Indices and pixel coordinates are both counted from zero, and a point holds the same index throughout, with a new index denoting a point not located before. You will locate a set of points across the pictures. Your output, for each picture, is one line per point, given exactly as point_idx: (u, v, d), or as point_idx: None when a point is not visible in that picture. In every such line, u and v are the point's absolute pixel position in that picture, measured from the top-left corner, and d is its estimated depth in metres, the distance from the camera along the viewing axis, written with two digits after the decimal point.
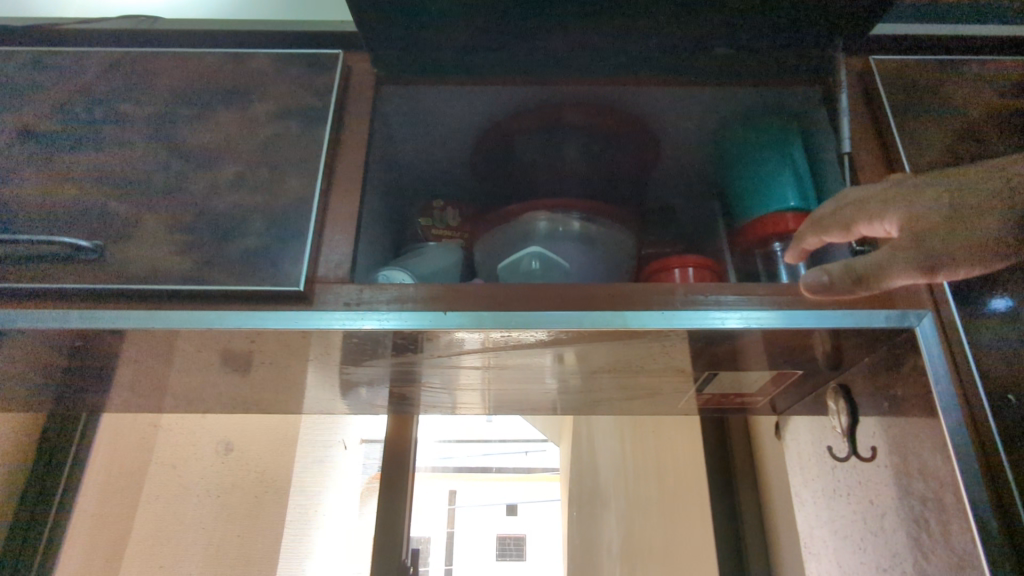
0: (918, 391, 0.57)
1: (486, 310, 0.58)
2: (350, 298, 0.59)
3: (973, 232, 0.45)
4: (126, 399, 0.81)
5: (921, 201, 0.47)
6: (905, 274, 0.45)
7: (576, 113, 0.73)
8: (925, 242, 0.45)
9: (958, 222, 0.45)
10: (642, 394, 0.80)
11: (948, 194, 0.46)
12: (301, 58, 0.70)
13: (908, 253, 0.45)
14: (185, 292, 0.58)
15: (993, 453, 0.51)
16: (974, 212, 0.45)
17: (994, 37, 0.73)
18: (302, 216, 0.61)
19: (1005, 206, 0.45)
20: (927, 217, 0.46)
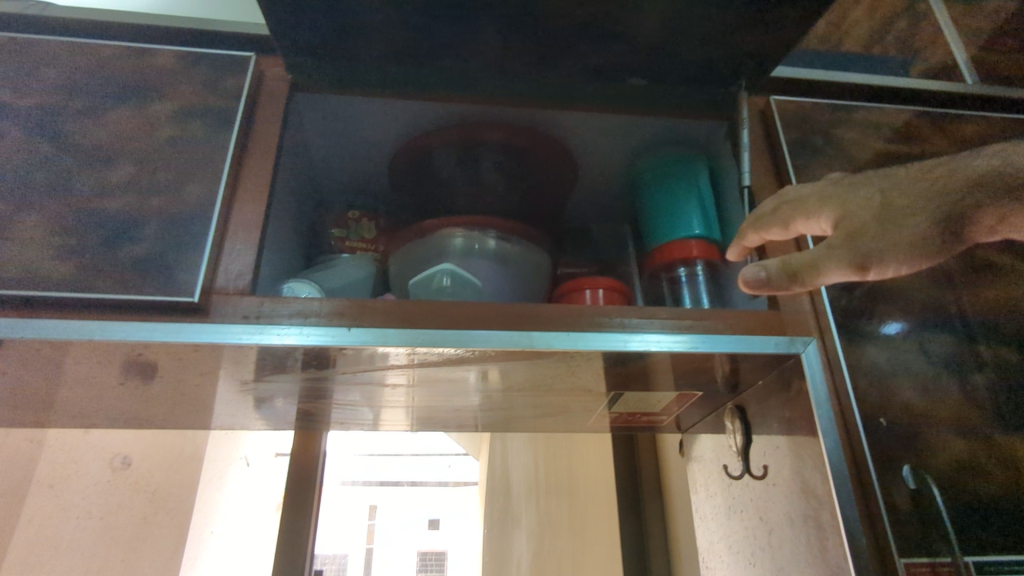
0: (802, 413, 0.61)
1: (393, 327, 0.57)
2: (250, 311, 0.56)
3: (907, 228, 0.42)
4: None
5: (855, 199, 0.44)
6: (842, 270, 0.41)
7: (494, 132, 0.74)
8: (859, 237, 0.42)
9: (894, 219, 0.42)
10: (552, 412, 0.81)
11: (881, 192, 0.44)
12: (208, 59, 0.67)
13: (841, 248, 0.42)
14: (64, 300, 0.54)
15: (865, 474, 0.55)
16: (908, 209, 0.43)
17: (878, 87, 0.80)
18: (201, 224, 0.58)
19: (940, 203, 0.43)
20: (857, 214, 0.43)
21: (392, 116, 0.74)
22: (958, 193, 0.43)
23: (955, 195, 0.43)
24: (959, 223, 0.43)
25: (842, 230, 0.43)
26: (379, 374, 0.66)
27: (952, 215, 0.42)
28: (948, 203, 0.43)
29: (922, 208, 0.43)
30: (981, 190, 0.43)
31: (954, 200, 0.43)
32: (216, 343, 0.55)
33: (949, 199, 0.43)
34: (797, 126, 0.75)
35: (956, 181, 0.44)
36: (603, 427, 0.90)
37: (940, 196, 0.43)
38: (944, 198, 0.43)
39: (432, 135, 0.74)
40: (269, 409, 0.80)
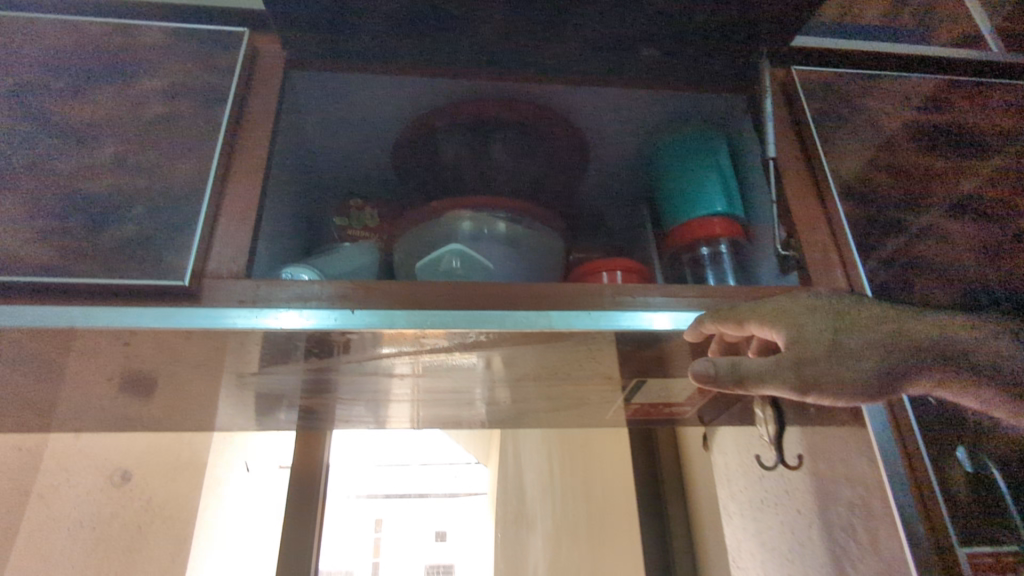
0: None
1: (399, 309, 0.53)
2: (245, 295, 0.52)
3: (848, 366, 0.46)
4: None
5: (807, 332, 0.47)
6: (780, 384, 0.46)
7: (502, 110, 0.70)
8: (807, 363, 0.46)
9: (836, 355, 0.46)
10: (568, 405, 0.77)
11: (836, 324, 0.47)
12: (199, 35, 0.63)
13: (789, 367, 0.46)
14: (41, 285, 0.49)
15: (914, 451, 0.51)
16: (855, 351, 0.46)
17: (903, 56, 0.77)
18: (191, 204, 0.54)
19: (881, 355, 0.46)
20: (809, 344, 0.47)
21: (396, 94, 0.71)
22: (904, 348, 0.46)
23: (896, 350, 0.46)
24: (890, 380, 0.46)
25: (788, 351, 0.47)
26: (385, 365, 0.62)
27: (885, 365, 0.46)
28: (889, 357, 0.46)
29: (864, 354, 0.46)
30: (929, 356, 0.46)
31: (901, 358, 0.46)
32: (209, 329, 0.51)
33: (898, 352, 0.46)
34: (820, 97, 0.71)
35: (902, 336, 0.46)
36: (619, 422, 0.86)
37: (882, 348, 0.46)
38: (888, 351, 0.46)
39: (437, 114, 0.70)
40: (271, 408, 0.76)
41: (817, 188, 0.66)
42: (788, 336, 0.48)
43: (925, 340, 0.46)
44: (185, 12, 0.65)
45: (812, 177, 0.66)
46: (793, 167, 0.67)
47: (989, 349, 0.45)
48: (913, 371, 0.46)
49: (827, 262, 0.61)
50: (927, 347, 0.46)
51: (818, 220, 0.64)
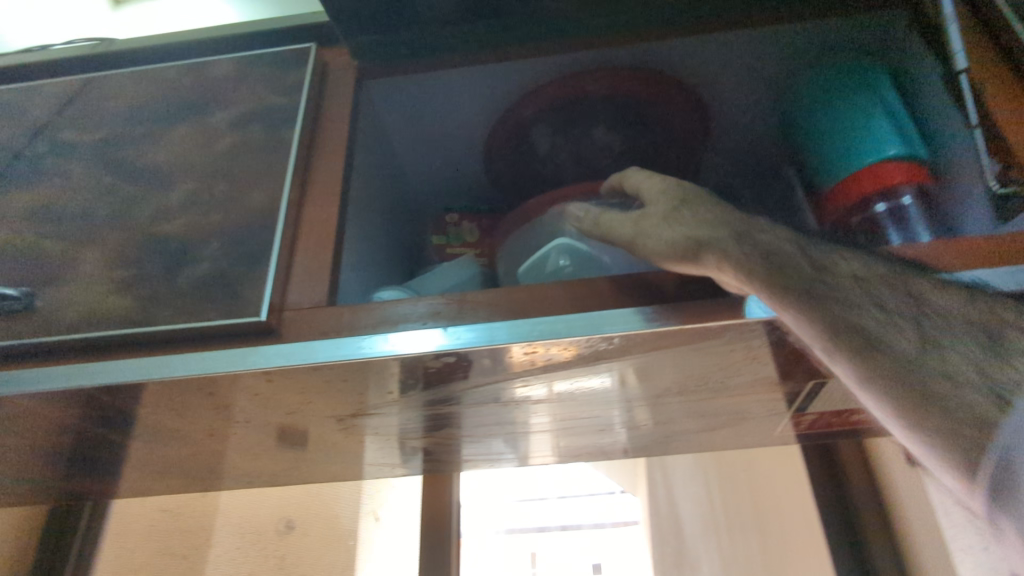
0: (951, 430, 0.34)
1: (501, 320, 0.43)
2: (329, 326, 0.45)
3: (664, 234, 0.43)
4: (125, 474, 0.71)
5: (662, 199, 0.45)
6: (619, 234, 0.46)
7: (599, 83, 0.60)
8: (644, 222, 0.45)
9: (670, 220, 0.43)
10: (727, 421, 0.63)
11: (688, 195, 0.45)
12: (268, 58, 0.60)
13: (629, 222, 0.46)
14: (118, 337, 0.46)
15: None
16: (685, 220, 0.42)
17: None
18: (265, 234, 0.49)
19: (704, 232, 0.41)
20: (656, 210, 0.45)
21: (476, 87, 0.63)
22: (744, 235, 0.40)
23: (733, 235, 0.40)
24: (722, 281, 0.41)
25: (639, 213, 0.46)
26: (501, 392, 0.53)
27: (700, 242, 0.41)
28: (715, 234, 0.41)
29: (697, 227, 0.42)
30: (815, 295, 0.38)
31: (762, 270, 0.39)
32: (294, 367, 0.44)
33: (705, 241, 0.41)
34: None
35: (715, 230, 0.41)
36: (791, 439, 0.70)
37: (705, 228, 0.41)
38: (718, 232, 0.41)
39: (525, 101, 0.61)
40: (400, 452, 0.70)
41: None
42: (651, 204, 0.46)
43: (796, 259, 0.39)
44: (255, 41, 0.62)
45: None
46: (995, 81, 0.49)
47: (898, 328, 0.37)
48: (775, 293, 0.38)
49: None
50: (816, 292, 0.38)
51: None
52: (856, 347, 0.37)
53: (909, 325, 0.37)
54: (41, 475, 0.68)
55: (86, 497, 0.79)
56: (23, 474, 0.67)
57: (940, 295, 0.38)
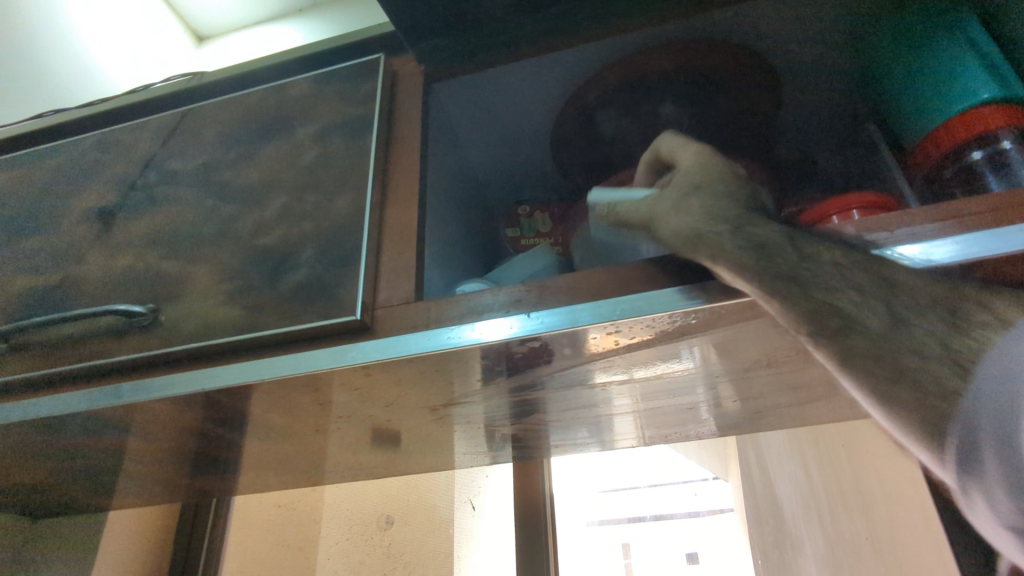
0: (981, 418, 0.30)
1: (583, 303, 0.44)
2: (419, 320, 0.48)
3: (672, 223, 0.41)
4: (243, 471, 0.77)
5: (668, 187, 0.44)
6: (632, 223, 0.45)
7: (661, 61, 0.60)
8: (655, 210, 0.43)
9: (681, 209, 0.42)
10: (822, 394, 0.61)
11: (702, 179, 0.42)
12: (341, 73, 0.63)
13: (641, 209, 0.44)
14: (232, 343, 0.50)
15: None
16: (692, 210, 0.41)
17: None
18: (354, 239, 0.52)
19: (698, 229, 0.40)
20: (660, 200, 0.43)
21: (539, 78, 0.64)
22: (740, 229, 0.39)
23: (732, 229, 0.39)
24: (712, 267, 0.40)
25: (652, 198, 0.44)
26: (586, 375, 0.53)
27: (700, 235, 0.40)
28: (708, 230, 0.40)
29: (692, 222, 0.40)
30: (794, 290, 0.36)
31: (755, 265, 0.37)
32: (390, 358, 0.46)
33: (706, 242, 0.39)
34: None
35: (715, 223, 0.40)
36: None
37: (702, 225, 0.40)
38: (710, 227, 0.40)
39: (588, 87, 0.62)
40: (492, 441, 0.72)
41: None
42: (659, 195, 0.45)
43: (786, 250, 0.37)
44: (328, 58, 0.66)
45: None
46: None
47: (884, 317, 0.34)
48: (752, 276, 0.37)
49: None
50: (799, 280, 0.36)
51: None
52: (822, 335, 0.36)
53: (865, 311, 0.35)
54: (169, 475, 0.75)
55: (209, 494, 0.87)
56: (155, 475, 0.74)
57: (911, 277, 0.36)
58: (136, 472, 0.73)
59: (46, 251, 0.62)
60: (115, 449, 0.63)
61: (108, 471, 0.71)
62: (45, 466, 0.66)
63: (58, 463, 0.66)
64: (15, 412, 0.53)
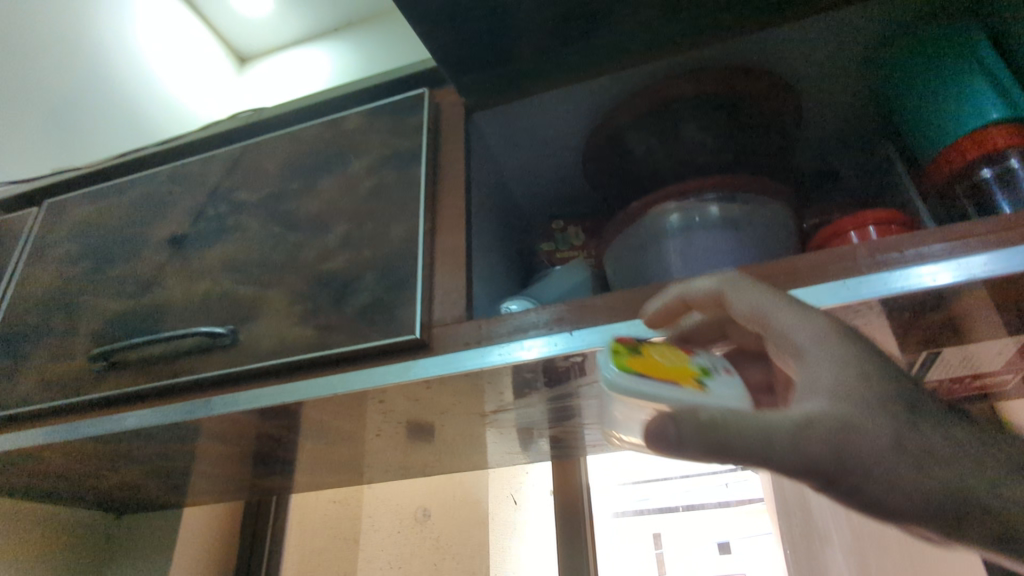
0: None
1: (620, 321, 0.49)
2: (471, 336, 0.53)
3: (885, 477, 0.31)
4: (307, 469, 0.84)
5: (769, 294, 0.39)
6: (792, 456, 0.29)
7: (686, 86, 0.64)
8: (848, 447, 0.30)
9: (890, 449, 0.31)
10: None
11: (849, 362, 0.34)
12: (389, 107, 0.69)
13: (813, 441, 0.30)
14: (308, 360, 0.56)
15: None
16: (897, 449, 0.31)
17: None
18: (408, 264, 0.58)
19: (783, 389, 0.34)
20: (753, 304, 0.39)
21: (569, 105, 0.69)
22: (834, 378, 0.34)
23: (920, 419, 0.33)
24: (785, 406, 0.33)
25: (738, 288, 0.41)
26: None
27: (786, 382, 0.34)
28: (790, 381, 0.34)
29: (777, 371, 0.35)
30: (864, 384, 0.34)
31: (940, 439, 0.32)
32: (447, 373, 0.52)
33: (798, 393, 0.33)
34: None
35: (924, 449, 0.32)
36: None
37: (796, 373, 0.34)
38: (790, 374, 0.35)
39: (620, 110, 0.66)
40: (536, 440, 0.78)
41: None
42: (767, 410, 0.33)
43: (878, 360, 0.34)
44: (375, 92, 0.71)
45: None
46: None
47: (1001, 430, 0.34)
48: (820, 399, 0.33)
49: None
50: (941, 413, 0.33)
51: None
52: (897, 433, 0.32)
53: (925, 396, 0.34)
54: (239, 475, 0.83)
55: (270, 492, 0.95)
56: (226, 475, 0.82)
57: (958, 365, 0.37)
58: (212, 474, 0.81)
59: (132, 278, 0.69)
60: (198, 453, 0.71)
61: (186, 473, 0.78)
62: (133, 469, 0.74)
63: (145, 466, 0.74)
64: (117, 423, 0.61)
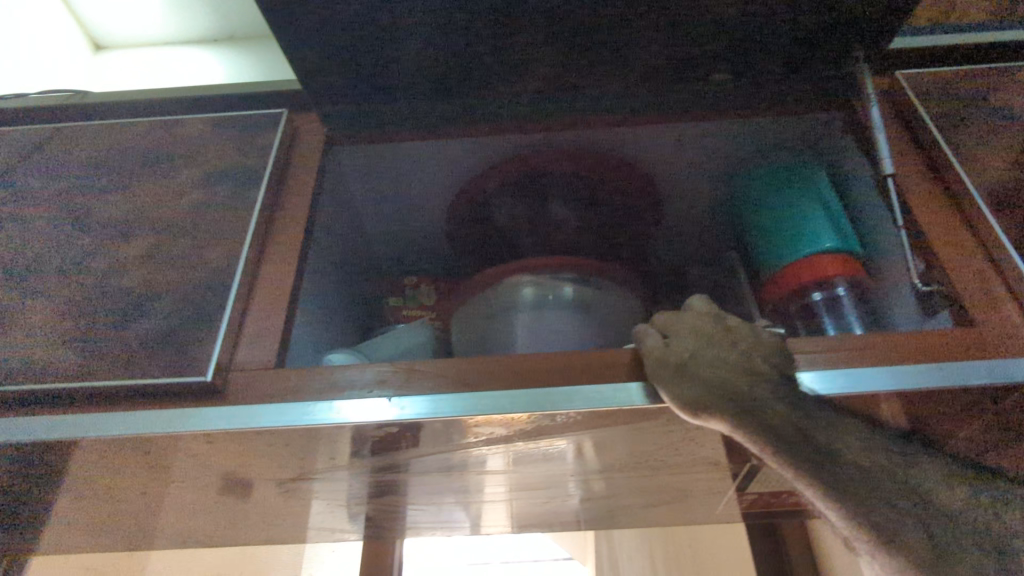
0: (789, 423, 0.38)
1: (445, 392, 0.44)
2: (273, 388, 0.45)
3: (691, 381, 0.41)
4: (52, 529, 0.68)
5: (730, 336, 0.44)
6: (660, 371, 0.42)
7: (559, 161, 0.63)
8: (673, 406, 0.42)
9: (705, 366, 0.42)
10: (670, 497, 0.64)
11: (696, 339, 0.44)
12: (241, 120, 0.62)
13: (673, 378, 0.41)
14: (57, 391, 0.45)
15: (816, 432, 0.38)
16: (699, 375, 0.41)
17: None
18: (219, 291, 0.49)
19: (713, 392, 0.40)
20: (713, 338, 0.44)
21: (441, 160, 0.66)
22: (760, 410, 0.39)
23: (700, 362, 0.42)
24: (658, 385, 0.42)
25: (709, 316, 0.46)
26: (446, 461, 0.53)
27: (707, 407, 0.40)
28: (718, 400, 0.40)
29: (707, 386, 0.41)
30: (750, 412, 0.39)
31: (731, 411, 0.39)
32: (234, 430, 0.44)
33: (732, 397, 0.40)
34: (938, 99, 0.57)
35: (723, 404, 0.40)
36: (733, 515, 0.71)
37: (733, 386, 0.40)
38: (727, 397, 0.40)
39: (487, 175, 0.64)
40: (348, 516, 0.69)
41: (957, 206, 0.51)
42: (666, 355, 0.43)
43: (814, 416, 0.39)
44: (228, 102, 0.64)
45: (956, 204, 0.51)
46: (917, 187, 0.53)
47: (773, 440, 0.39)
48: (724, 416, 0.40)
49: (989, 297, 0.46)
50: (710, 381, 0.41)
51: (918, 183, 0.53)
52: (729, 402, 0.40)
53: (918, 465, 0.37)
54: None
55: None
56: None
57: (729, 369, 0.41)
58: None
59: None
60: None
61: None
62: None
63: None
64: None
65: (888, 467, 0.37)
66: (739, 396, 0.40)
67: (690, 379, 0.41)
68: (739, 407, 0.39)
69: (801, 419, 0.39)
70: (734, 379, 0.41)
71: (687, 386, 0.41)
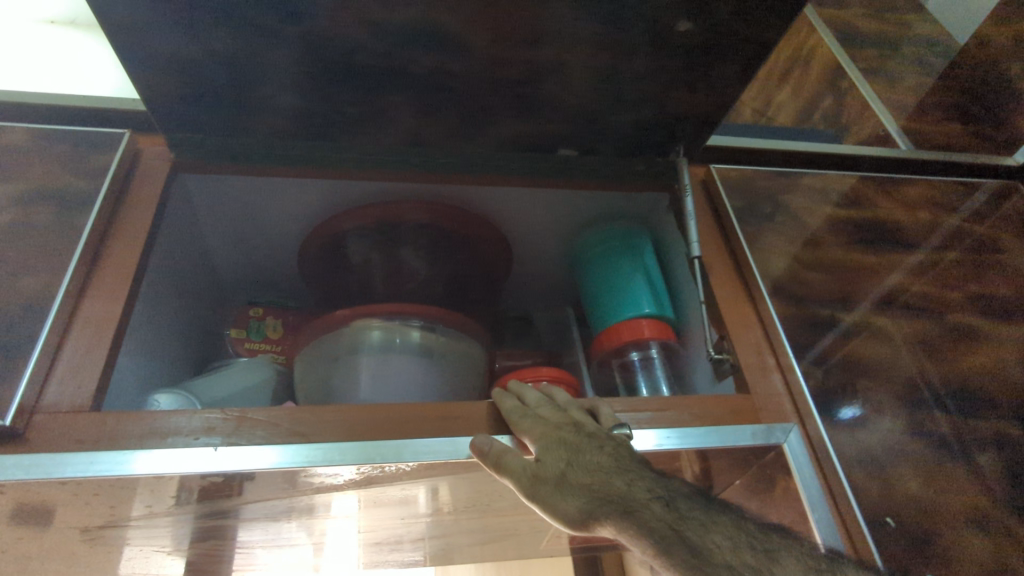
0: (664, 522, 0.39)
1: (275, 441, 0.45)
2: (86, 433, 0.43)
3: (573, 496, 0.43)
4: None
5: (596, 439, 0.45)
6: (542, 489, 0.43)
7: (416, 211, 0.67)
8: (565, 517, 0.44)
9: (581, 475, 0.43)
10: (499, 536, 0.68)
11: (564, 448, 0.44)
12: (75, 136, 0.58)
13: (556, 492, 0.43)
14: None
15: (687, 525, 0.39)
16: (579, 487, 0.43)
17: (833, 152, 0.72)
18: (30, 325, 0.46)
19: (596, 500, 0.42)
20: (578, 442, 0.45)
21: (298, 197, 0.66)
22: (639, 513, 0.40)
23: (576, 474, 0.43)
24: (541, 501, 0.43)
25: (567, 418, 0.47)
26: (276, 506, 0.53)
27: (596, 517, 0.42)
28: (602, 508, 0.42)
29: (591, 496, 0.42)
30: (631, 515, 0.41)
31: (618, 520, 0.41)
32: (34, 479, 0.41)
33: (614, 503, 0.41)
34: (739, 194, 0.68)
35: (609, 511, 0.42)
36: (556, 549, 0.77)
37: (612, 491, 0.42)
38: (612, 505, 0.41)
39: (344, 215, 0.65)
40: (167, 561, 0.65)
41: (747, 289, 0.60)
42: (540, 471, 0.44)
43: (687, 514, 0.40)
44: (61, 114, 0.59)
45: (744, 286, 0.61)
46: (718, 268, 0.62)
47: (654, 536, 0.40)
48: (614, 525, 0.41)
49: (762, 367, 0.55)
50: (591, 486, 0.42)
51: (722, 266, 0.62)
52: (615, 510, 0.41)
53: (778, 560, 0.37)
54: None
55: None
56: None
57: (606, 472, 0.43)
58: None
59: None
60: None
61: None
62: None
63: None
64: None
65: (752, 563, 0.37)
66: (620, 501, 0.41)
67: (572, 491, 0.43)
68: (624, 511, 0.41)
69: (666, 510, 0.40)
70: (611, 481, 0.42)
71: (569, 500, 0.42)
